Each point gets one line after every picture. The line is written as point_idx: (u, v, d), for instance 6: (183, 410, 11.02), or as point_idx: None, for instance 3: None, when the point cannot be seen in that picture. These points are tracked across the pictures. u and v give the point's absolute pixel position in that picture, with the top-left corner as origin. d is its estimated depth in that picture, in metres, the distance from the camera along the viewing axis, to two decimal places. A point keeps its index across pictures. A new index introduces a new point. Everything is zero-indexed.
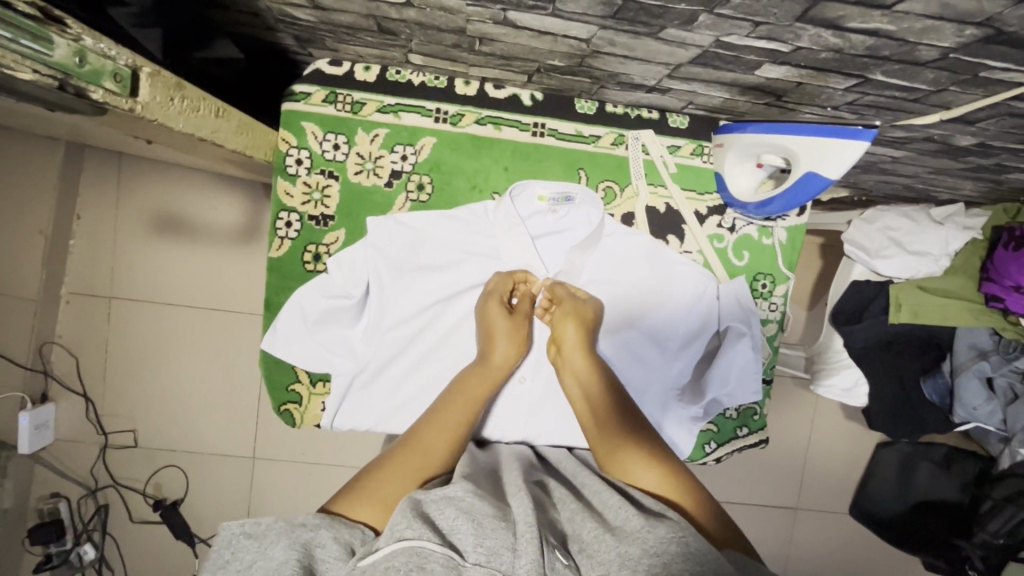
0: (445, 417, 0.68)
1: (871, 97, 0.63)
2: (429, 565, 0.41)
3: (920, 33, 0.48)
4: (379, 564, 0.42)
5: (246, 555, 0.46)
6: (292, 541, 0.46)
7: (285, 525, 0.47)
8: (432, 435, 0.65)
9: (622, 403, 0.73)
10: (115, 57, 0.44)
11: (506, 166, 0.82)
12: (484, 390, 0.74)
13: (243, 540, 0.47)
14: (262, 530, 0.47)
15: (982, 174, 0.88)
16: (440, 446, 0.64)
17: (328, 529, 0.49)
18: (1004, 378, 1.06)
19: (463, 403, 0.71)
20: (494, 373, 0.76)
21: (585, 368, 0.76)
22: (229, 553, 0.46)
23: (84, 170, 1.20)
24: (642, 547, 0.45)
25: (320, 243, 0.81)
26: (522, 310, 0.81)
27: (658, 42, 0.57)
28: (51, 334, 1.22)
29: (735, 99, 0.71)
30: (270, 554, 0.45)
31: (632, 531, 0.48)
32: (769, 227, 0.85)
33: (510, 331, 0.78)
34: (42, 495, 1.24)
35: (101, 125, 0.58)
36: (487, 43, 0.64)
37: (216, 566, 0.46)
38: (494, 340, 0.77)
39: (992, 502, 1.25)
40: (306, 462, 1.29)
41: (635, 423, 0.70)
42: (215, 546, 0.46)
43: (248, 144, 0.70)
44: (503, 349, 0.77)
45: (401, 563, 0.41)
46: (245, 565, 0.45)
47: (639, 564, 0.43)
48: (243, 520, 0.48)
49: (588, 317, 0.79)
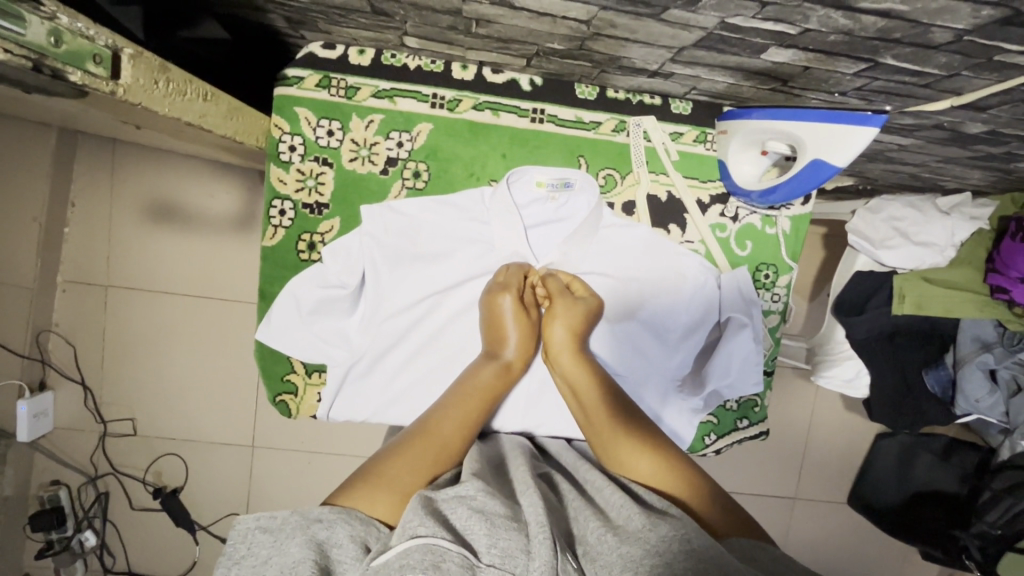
0: (448, 414, 0.67)
1: (881, 83, 0.61)
2: (444, 565, 0.40)
3: (934, 15, 0.46)
4: (394, 562, 0.41)
5: (261, 550, 0.45)
6: (308, 538, 0.45)
7: (300, 520, 0.47)
8: (437, 430, 0.64)
9: (617, 398, 0.72)
10: (94, 37, 0.42)
11: (503, 153, 0.81)
12: (493, 387, 0.73)
13: (257, 534, 0.46)
14: (279, 524, 0.46)
15: (990, 162, 0.86)
16: (445, 442, 0.63)
17: (344, 526, 0.48)
18: (1006, 371, 1.04)
19: (466, 400, 0.70)
20: (503, 366, 0.75)
21: (578, 367, 0.75)
22: (244, 548, 0.45)
23: (78, 157, 1.18)
24: (643, 547, 0.44)
25: (314, 232, 0.80)
26: (529, 305, 0.80)
27: (661, 23, 0.55)
28: (48, 323, 1.20)
29: (740, 84, 0.69)
30: (285, 549, 0.44)
31: (633, 531, 0.47)
32: (773, 217, 0.83)
33: (519, 332, 0.77)
34: (42, 483, 1.23)
35: (87, 108, 0.56)
36: (484, 25, 0.62)
37: (231, 560, 0.45)
38: (503, 341, 0.77)
39: (991, 492, 1.21)
40: (306, 451, 1.28)
41: (633, 418, 0.69)
42: (231, 539, 0.46)
43: (238, 130, 0.69)
44: (513, 348, 0.77)
45: (417, 561, 0.40)
46: (259, 560, 0.44)
47: (641, 565, 0.42)
48: (259, 515, 0.47)
49: (585, 312, 0.78)
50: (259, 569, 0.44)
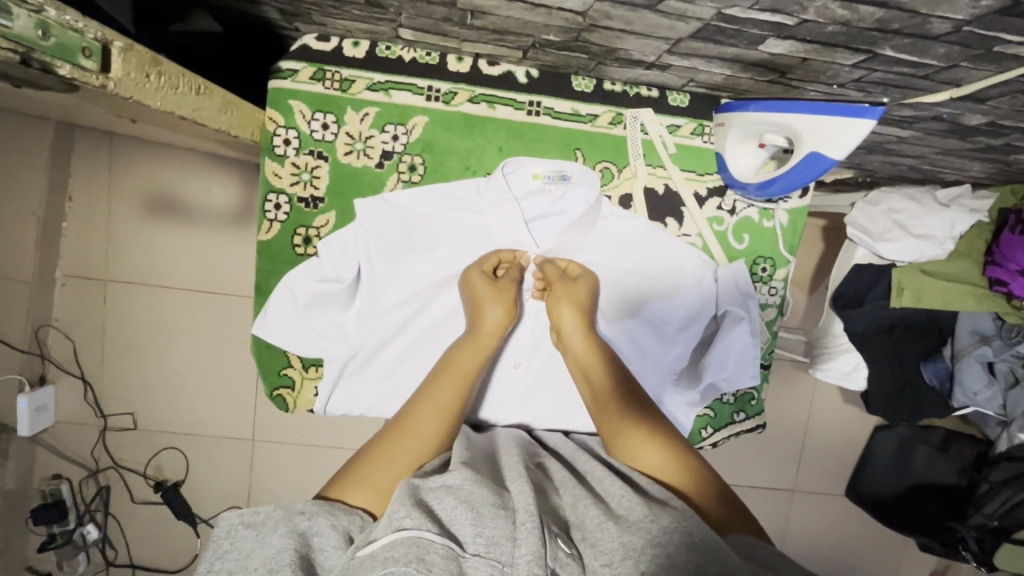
0: (438, 392, 0.67)
1: (880, 74, 0.61)
2: (429, 557, 0.40)
3: (932, 5, 0.46)
4: (379, 554, 0.41)
5: (244, 544, 0.45)
6: (289, 529, 0.45)
7: (284, 513, 0.47)
8: (427, 411, 0.64)
9: (625, 384, 0.72)
10: (83, 30, 0.42)
11: (499, 146, 0.80)
12: (478, 359, 0.72)
13: (241, 530, 0.46)
14: (261, 519, 0.47)
15: (990, 154, 0.86)
16: (432, 424, 0.63)
17: (326, 517, 0.48)
18: (1005, 363, 1.05)
19: (456, 376, 0.69)
20: (487, 342, 0.74)
21: (587, 350, 0.74)
22: (228, 543, 0.46)
23: (74, 151, 1.17)
24: (643, 538, 0.44)
25: (310, 226, 0.79)
26: (509, 282, 0.79)
27: (657, 14, 0.54)
28: (47, 317, 1.21)
29: (737, 76, 0.69)
30: (267, 543, 0.45)
31: (635, 521, 0.47)
32: (770, 210, 0.83)
33: (497, 297, 0.76)
34: (43, 476, 1.24)
35: (79, 101, 0.56)
36: (479, 16, 0.62)
37: (215, 556, 0.45)
38: (483, 308, 0.75)
39: (988, 484, 1.24)
40: (305, 444, 1.29)
41: (636, 401, 0.69)
42: (214, 535, 0.46)
43: (232, 123, 0.68)
44: (493, 316, 0.75)
45: (400, 553, 0.40)
46: (243, 555, 0.45)
47: (641, 554, 0.42)
48: (242, 510, 0.48)
49: (583, 295, 0.78)
50: (242, 563, 0.44)
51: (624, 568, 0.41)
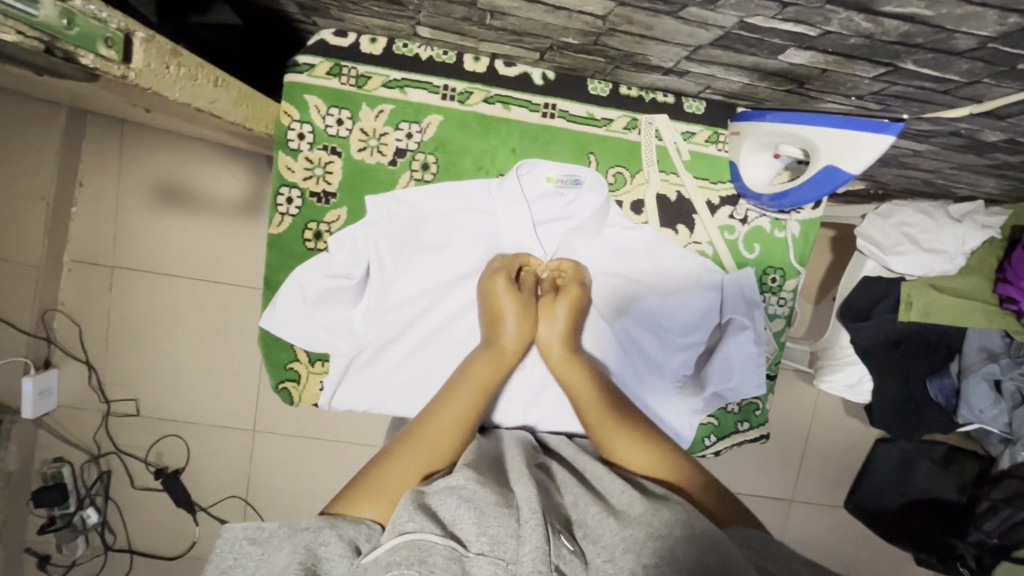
0: (448, 409, 0.66)
1: (899, 88, 0.61)
2: (431, 558, 0.39)
3: (958, 20, 0.45)
4: (382, 559, 0.40)
5: (249, 562, 0.45)
6: (295, 545, 0.45)
7: (289, 530, 0.46)
8: (436, 424, 0.63)
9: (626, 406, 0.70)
10: (106, 20, 0.42)
11: (513, 147, 0.80)
12: (494, 372, 0.72)
13: (245, 545, 0.46)
14: (266, 535, 0.46)
15: (1005, 171, 0.85)
16: (448, 429, 0.64)
17: (331, 529, 0.48)
18: (1012, 382, 1.02)
19: (468, 388, 0.69)
20: (509, 360, 0.74)
21: (567, 360, 0.75)
22: (231, 558, 0.45)
23: (86, 137, 1.18)
24: (646, 531, 0.44)
25: (321, 221, 0.79)
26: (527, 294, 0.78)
27: (677, 21, 0.54)
28: (54, 301, 1.21)
29: (754, 85, 0.68)
30: (273, 559, 0.44)
31: (640, 516, 0.46)
32: (782, 220, 0.83)
33: (518, 311, 0.75)
34: (46, 459, 1.24)
35: (99, 90, 0.56)
36: (497, 17, 0.61)
37: (218, 569, 0.45)
38: (502, 321, 0.75)
39: (988, 502, 1.24)
40: (306, 437, 1.29)
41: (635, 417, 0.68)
42: (217, 549, 0.46)
43: (247, 116, 0.68)
44: (512, 329, 0.75)
45: (403, 557, 0.40)
46: (247, 572, 0.44)
47: (644, 546, 0.42)
48: (246, 524, 0.47)
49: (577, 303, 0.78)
50: None
51: (626, 562, 0.41)
